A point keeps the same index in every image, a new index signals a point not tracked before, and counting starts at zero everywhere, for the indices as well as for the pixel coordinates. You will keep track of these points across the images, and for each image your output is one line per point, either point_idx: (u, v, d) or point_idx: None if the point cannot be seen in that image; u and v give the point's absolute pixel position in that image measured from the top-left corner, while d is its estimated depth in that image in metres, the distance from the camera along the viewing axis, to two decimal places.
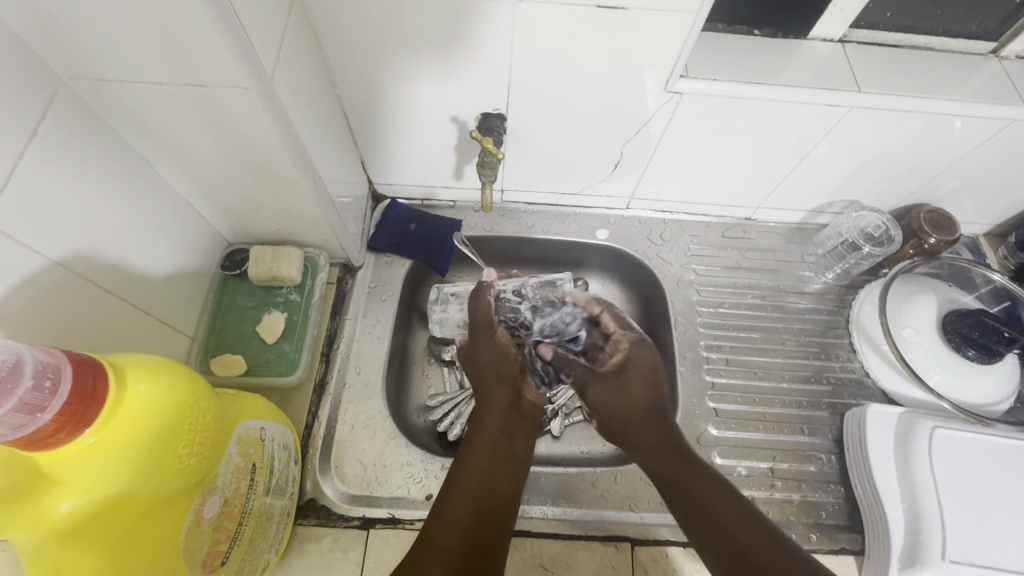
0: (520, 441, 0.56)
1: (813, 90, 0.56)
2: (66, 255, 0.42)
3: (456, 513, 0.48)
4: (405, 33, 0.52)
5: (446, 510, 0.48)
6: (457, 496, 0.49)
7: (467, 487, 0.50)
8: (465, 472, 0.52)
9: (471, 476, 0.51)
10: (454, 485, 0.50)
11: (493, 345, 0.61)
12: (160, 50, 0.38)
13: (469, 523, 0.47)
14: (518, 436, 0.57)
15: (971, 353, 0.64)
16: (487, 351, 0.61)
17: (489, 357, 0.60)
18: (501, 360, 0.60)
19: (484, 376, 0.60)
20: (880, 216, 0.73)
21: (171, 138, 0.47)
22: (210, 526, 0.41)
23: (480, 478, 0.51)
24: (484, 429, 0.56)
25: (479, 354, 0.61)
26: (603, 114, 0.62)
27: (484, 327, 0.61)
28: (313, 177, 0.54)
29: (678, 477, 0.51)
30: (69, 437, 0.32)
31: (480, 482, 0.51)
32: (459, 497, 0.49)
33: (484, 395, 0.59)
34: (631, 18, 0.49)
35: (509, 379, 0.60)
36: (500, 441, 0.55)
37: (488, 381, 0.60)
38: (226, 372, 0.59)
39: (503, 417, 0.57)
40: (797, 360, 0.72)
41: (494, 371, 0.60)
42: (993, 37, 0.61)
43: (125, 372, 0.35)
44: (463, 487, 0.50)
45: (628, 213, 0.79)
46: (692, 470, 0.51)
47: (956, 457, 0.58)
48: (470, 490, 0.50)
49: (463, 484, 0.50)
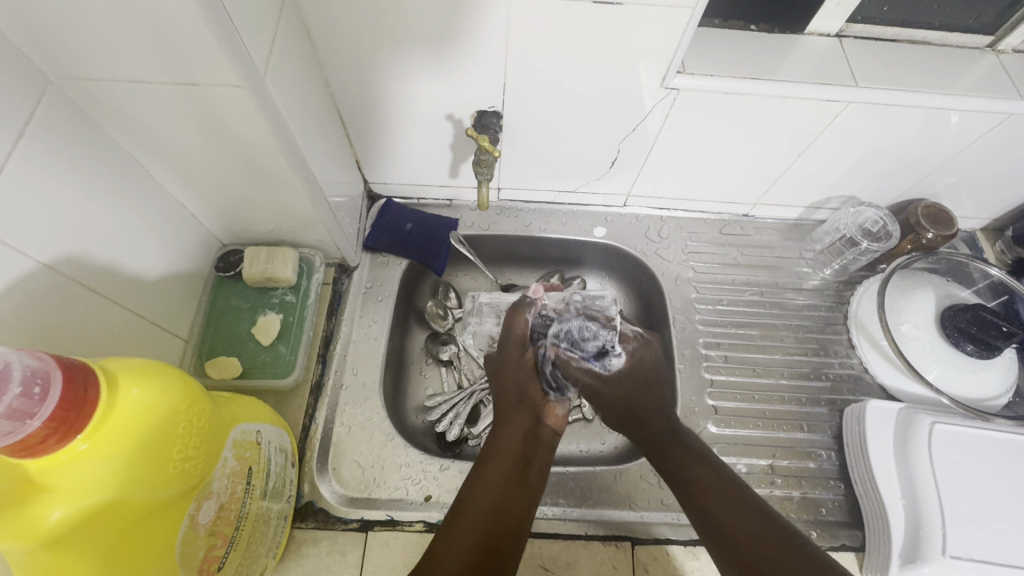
0: (536, 468, 0.51)
1: (810, 85, 0.56)
2: (55, 258, 0.41)
3: (463, 541, 0.43)
4: (399, 31, 0.52)
5: (453, 537, 0.44)
6: (465, 523, 0.45)
7: (478, 513, 0.45)
8: (476, 496, 0.47)
9: (483, 499, 0.47)
10: (463, 509, 0.46)
11: (524, 365, 0.56)
12: (149, 48, 0.37)
13: (476, 551, 0.43)
14: (536, 462, 0.52)
15: (970, 348, 0.64)
16: (514, 370, 0.56)
17: (516, 380, 0.56)
18: (527, 380, 0.56)
19: (505, 401, 0.55)
20: (878, 212, 0.73)
21: (162, 138, 0.46)
22: (205, 532, 0.40)
23: (493, 503, 0.46)
24: (501, 451, 0.51)
25: (505, 375, 0.56)
26: (600, 111, 0.61)
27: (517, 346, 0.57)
28: (307, 177, 0.53)
29: (689, 468, 0.50)
30: (59, 444, 0.32)
31: (492, 509, 0.46)
32: (467, 523, 0.45)
33: (502, 418, 0.54)
34: (626, 14, 0.49)
35: (532, 404, 0.55)
36: (516, 467, 0.50)
37: (510, 400, 0.55)
38: (221, 375, 0.59)
39: (521, 441, 0.52)
40: (796, 357, 0.72)
41: (516, 391, 0.55)
42: (990, 31, 0.61)
43: (117, 377, 0.35)
44: (473, 510, 0.46)
45: (625, 210, 0.79)
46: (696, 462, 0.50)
47: (956, 452, 0.58)
48: (480, 516, 0.45)
49: (474, 509, 0.46)
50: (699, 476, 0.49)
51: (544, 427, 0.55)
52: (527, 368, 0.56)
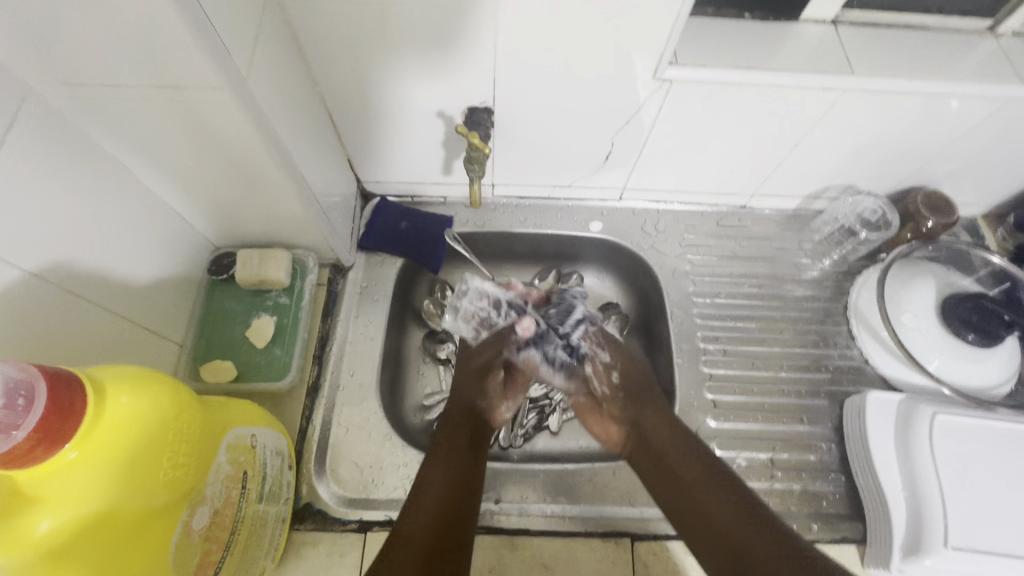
0: (484, 455, 0.56)
1: (804, 74, 0.55)
2: (43, 266, 0.41)
3: (428, 508, 0.48)
4: (385, 28, 0.51)
5: (421, 505, 0.48)
6: (425, 498, 0.49)
7: (435, 489, 0.50)
8: (432, 475, 0.51)
9: (438, 479, 0.51)
10: (422, 484, 0.50)
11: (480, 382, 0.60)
12: (128, 50, 0.37)
13: (437, 517, 0.47)
14: (483, 450, 0.56)
15: (971, 337, 0.63)
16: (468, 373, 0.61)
17: (468, 391, 0.60)
18: (477, 394, 0.60)
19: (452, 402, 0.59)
20: (876, 200, 0.73)
21: (149, 142, 0.46)
22: (199, 538, 0.40)
23: (445, 487, 0.50)
24: (449, 443, 0.55)
25: (463, 386, 0.60)
26: (592, 104, 0.60)
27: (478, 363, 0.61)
28: (296, 178, 0.53)
29: (677, 469, 0.54)
30: (48, 454, 0.31)
31: (445, 486, 0.50)
32: (429, 494, 0.49)
33: (448, 416, 0.58)
34: (615, 4, 0.48)
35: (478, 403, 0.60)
36: (468, 452, 0.55)
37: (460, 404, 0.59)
38: (216, 378, 0.59)
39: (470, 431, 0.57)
40: (795, 349, 0.71)
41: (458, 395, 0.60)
42: (990, 14, 0.60)
43: (103, 385, 0.34)
44: (429, 491, 0.49)
45: (621, 204, 0.78)
46: (687, 457, 0.54)
47: (956, 443, 0.58)
48: (437, 492, 0.49)
49: (430, 484, 0.50)
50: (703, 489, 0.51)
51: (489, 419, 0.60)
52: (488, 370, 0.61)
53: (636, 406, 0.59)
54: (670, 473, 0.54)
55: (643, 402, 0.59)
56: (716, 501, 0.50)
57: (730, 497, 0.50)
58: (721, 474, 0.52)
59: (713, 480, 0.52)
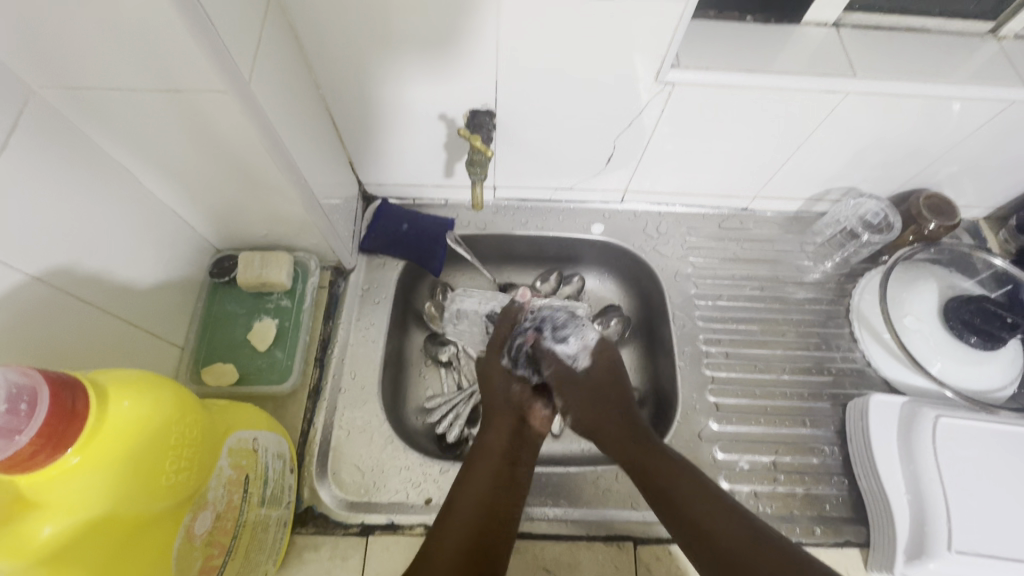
0: (523, 467, 0.56)
1: (807, 76, 0.55)
2: (45, 270, 0.41)
3: (457, 531, 0.48)
4: (387, 31, 0.51)
5: (448, 530, 0.48)
6: (455, 519, 0.49)
7: (468, 510, 0.50)
8: (466, 494, 0.51)
9: (469, 499, 0.51)
10: (453, 505, 0.50)
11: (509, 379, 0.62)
12: (131, 53, 0.37)
13: (469, 539, 0.47)
14: (522, 462, 0.56)
15: (974, 340, 0.63)
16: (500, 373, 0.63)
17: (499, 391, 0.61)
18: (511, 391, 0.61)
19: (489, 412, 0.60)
20: (879, 203, 0.73)
21: (151, 145, 0.46)
22: (202, 542, 0.40)
23: (478, 507, 0.50)
24: (489, 458, 0.55)
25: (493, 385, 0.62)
26: (594, 106, 0.60)
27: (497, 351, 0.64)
28: (298, 180, 0.52)
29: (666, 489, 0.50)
30: (50, 459, 0.31)
31: (480, 506, 0.50)
32: (459, 516, 0.49)
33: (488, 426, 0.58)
34: (618, 7, 0.48)
35: (516, 411, 0.60)
36: (503, 465, 0.54)
37: (496, 407, 0.60)
38: (218, 382, 0.58)
39: (506, 441, 0.57)
40: (797, 351, 0.71)
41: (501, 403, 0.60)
42: (992, 16, 0.60)
43: (107, 390, 0.34)
44: (461, 512, 0.49)
45: (623, 206, 0.78)
46: (664, 465, 0.52)
47: (960, 446, 0.58)
48: (469, 513, 0.49)
49: (464, 502, 0.50)
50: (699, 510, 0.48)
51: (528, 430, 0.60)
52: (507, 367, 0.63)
53: (605, 429, 0.57)
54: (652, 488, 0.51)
55: (610, 424, 0.57)
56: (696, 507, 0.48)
57: (727, 515, 0.47)
58: (697, 479, 0.50)
59: (693, 485, 0.50)
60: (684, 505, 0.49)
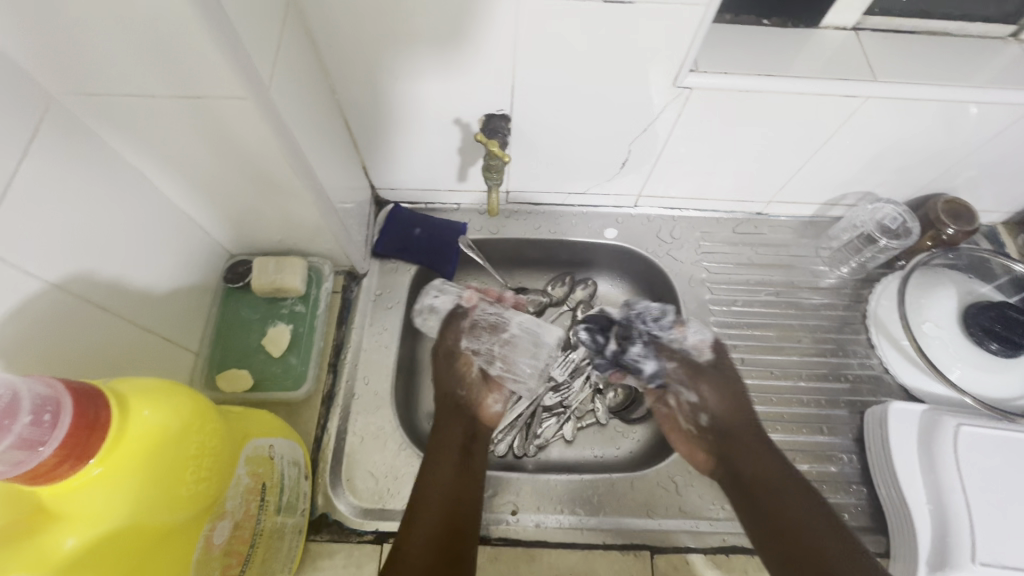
0: (478, 457, 0.59)
1: (827, 81, 0.54)
2: (64, 276, 0.41)
3: (425, 526, 0.51)
4: (405, 35, 0.51)
5: (417, 518, 0.52)
6: (421, 515, 0.52)
7: (431, 504, 0.53)
8: (431, 489, 0.54)
9: (432, 494, 0.54)
10: (419, 497, 0.54)
11: (457, 375, 0.65)
12: (152, 60, 0.37)
13: (439, 530, 0.51)
14: (476, 454, 0.59)
15: (994, 347, 0.62)
16: (445, 372, 0.65)
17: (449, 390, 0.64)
18: (455, 386, 0.64)
19: (442, 410, 0.63)
20: (897, 207, 0.71)
21: (169, 151, 0.46)
22: (220, 552, 0.40)
23: (440, 500, 0.53)
24: (444, 455, 0.57)
25: (442, 381, 0.65)
26: (611, 111, 0.60)
27: (444, 356, 0.66)
28: (315, 186, 0.52)
29: (773, 493, 0.55)
30: (73, 470, 0.31)
31: (444, 497, 0.54)
32: (424, 509, 0.53)
33: (439, 423, 0.61)
34: (638, 12, 0.48)
35: (463, 409, 0.63)
36: (459, 459, 0.57)
37: (444, 411, 0.63)
38: (232, 388, 0.58)
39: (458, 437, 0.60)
40: (813, 358, 0.71)
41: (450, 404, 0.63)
42: (1013, 19, 0.59)
43: (128, 398, 0.34)
44: (424, 508, 0.53)
45: (636, 210, 0.78)
46: (780, 479, 0.56)
47: (983, 455, 0.57)
48: (434, 506, 0.53)
49: (428, 497, 0.54)
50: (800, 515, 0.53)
51: (479, 425, 0.63)
52: (455, 366, 0.65)
53: (727, 432, 0.61)
54: (762, 498, 0.55)
55: (736, 431, 0.60)
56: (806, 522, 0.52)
57: (826, 524, 0.52)
58: (802, 489, 0.55)
59: (799, 497, 0.54)
60: (792, 515, 0.53)
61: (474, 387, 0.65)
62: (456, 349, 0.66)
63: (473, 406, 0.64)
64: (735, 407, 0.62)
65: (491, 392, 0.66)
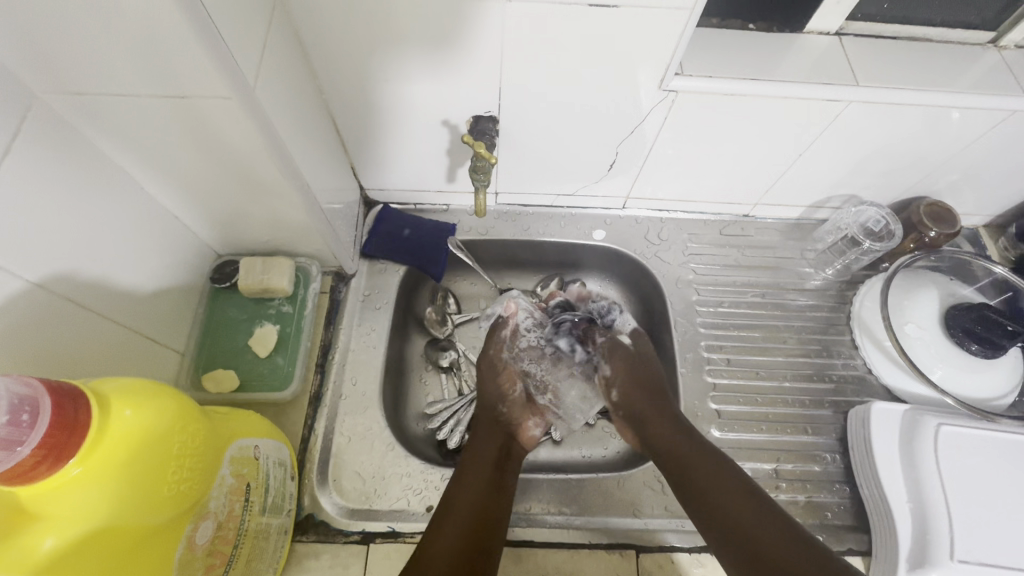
0: (511, 473, 0.57)
1: (810, 85, 0.55)
2: (46, 276, 0.41)
3: (453, 531, 0.49)
4: (391, 36, 0.51)
5: (446, 525, 0.50)
6: (450, 521, 0.50)
7: (462, 508, 0.51)
8: (463, 497, 0.52)
9: (464, 501, 0.52)
10: (451, 504, 0.52)
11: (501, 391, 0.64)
12: (136, 59, 0.37)
13: (467, 538, 0.49)
14: (510, 469, 0.57)
15: (975, 347, 0.63)
16: (491, 386, 0.64)
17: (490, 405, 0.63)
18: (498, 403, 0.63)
19: (481, 424, 0.61)
20: (880, 211, 0.72)
21: (155, 151, 0.46)
22: (203, 552, 0.40)
23: (471, 507, 0.52)
24: (478, 463, 0.56)
25: (483, 392, 0.64)
26: (598, 113, 0.60)
27: (489, 367, 0.65)
28: (301, 186, 0.52)
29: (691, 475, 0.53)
30: (52, 470, 0.31)
31: (475, 506, 0.52)
32: (456, 514, 0.51)
33: (477, 435, 0.60)
34: (622, 15, 0.48)
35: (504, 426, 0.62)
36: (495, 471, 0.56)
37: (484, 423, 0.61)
38: (220, 388, 0.58)
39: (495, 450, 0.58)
40: (799, 358, 0.71)
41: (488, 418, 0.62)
42: (992, 27, 0.60)
43: (109, 399, 0.34)
44: (456, 512, 0.51)
45: (624, 212, 0.78)
46: (701, 459, 0.54)
47: (962, 454, 0.58)
48: (464, 513, 0.51)
49: (460, 501, 0.52)
50: (722, 496, 0.50)
51: (515, 444, 0.61)
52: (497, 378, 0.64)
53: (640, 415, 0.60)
54: (686, 482, 0.53)
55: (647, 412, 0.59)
56: (740, 511, 0.49)
57: (752, 506, 0.49)
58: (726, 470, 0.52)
59: (734, 490, 0.50)
60: (714, 496, 0.50)
61: (516, 407, 0.64)
62: (500, 365, 0.66)
63: (513, 427, 0.63)
64: (653, 392, 0.61)
65: (532, 417, 0.65)
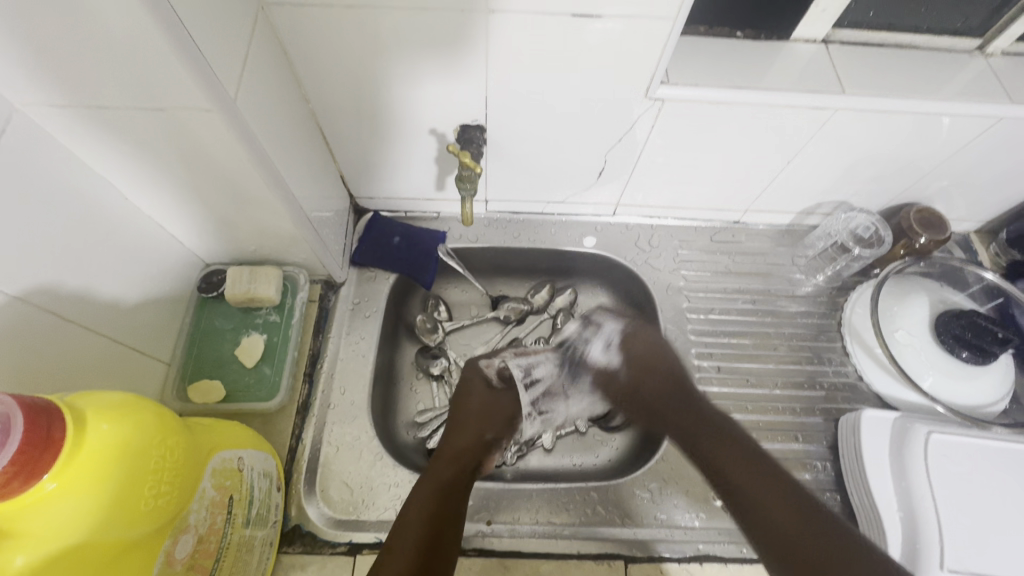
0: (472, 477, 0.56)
1: (795, 93, 0.55)
2: (27, 289, 0.41)
3: (415, 526, 0.49)
4: (375, 49, 0.51)
5: (406, 522, 0.49)
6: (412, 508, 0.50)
7: (421, 505, 0.51)
8: (417, 497, 0.52)
9: (421, 501, 0.51)
10: (409, 503, 0.51)
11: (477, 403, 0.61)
12: (112, 73, 0.37)
13: (425, 535, 0.48)
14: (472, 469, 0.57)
15: (966, 354, 0.63)
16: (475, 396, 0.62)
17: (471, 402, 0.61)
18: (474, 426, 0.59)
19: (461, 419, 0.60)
20: (869, 216, 0.73)
21: (137, 161, 0.46)
22: (182, 567, 0.40)
23: (428, 503, 0.51)
24: (437, 473, 0.54)
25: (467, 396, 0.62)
26: (586, 121, 0.60)
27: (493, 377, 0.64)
28: (285, 196, 0.52)
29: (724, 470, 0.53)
30: (24, 487, 0.30)
31: (430, 507, 0.51)
32: (413, 510, 0.50)
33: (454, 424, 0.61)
34: (607, 26, 0.48)
35: (476, 426, 0.60)
36: (458, 473, 0.55)
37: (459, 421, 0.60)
38: (203, 399, 0.58)
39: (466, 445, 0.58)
40: (790, 365, 0.71)
41: (475, 414, 0.61)
42: (979, 33, 0.60)
43: (85, 413, 0.34)
44: (414, 507, 0.51)
45: (615, 219, 0.78)
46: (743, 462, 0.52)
47: (952, 462, 0.57)
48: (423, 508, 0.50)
49: (419, 503, 0.51)
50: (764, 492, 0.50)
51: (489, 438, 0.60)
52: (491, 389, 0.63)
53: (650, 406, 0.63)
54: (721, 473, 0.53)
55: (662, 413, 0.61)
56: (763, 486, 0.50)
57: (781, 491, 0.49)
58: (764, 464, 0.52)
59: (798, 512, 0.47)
60: (749, 492, 0.50)
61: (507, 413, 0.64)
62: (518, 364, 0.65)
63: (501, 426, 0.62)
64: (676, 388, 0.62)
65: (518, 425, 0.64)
